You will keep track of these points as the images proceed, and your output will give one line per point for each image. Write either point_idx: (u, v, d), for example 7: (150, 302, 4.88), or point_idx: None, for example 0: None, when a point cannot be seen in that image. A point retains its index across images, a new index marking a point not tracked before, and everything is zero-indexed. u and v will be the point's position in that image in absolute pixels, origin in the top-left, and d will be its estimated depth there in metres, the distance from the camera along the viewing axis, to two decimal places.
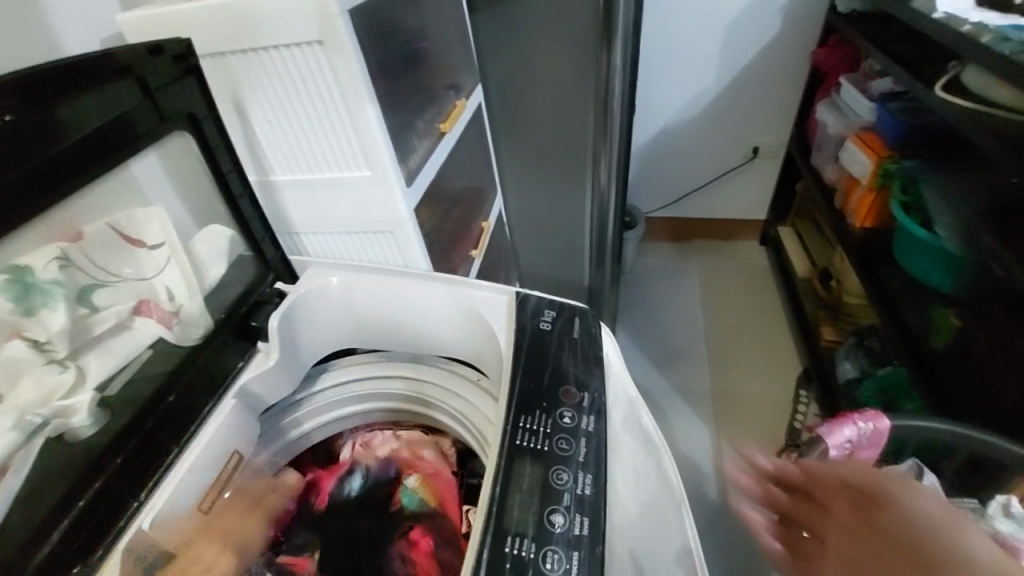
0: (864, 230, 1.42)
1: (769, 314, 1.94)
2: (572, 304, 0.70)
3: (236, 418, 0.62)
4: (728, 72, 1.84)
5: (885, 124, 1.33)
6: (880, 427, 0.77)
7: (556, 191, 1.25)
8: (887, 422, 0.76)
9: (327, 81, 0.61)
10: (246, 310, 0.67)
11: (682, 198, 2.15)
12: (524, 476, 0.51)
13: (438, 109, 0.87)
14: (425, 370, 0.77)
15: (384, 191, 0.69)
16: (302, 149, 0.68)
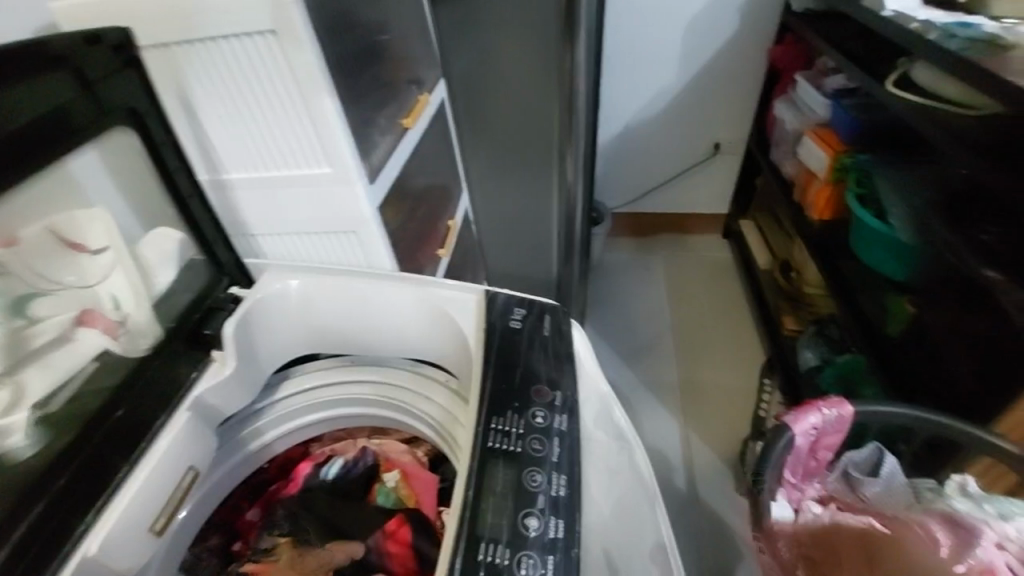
0: (822, 222, 1.45)
1: (734, 306, 1.98)
2: (542, 301, 0.69)
3: (189, 432, 0.59)
4: (689, 69, 1.86)
5: (839, 119, 1.38)
6: (844, 413, 0.78)
7: (523, 189, 1.24)
8: (850, 408, 0.78)
9: (281, 74, 0.58)
10: (198, 317, 0.64)
11: (647, 194, 2.18)
12: (498, 479, 0.49)
13: (399, 103, 0.84)
14: (394, 372, 0.75)
15: (345, 189, 0.66)
16: (256, 147, 0.64)
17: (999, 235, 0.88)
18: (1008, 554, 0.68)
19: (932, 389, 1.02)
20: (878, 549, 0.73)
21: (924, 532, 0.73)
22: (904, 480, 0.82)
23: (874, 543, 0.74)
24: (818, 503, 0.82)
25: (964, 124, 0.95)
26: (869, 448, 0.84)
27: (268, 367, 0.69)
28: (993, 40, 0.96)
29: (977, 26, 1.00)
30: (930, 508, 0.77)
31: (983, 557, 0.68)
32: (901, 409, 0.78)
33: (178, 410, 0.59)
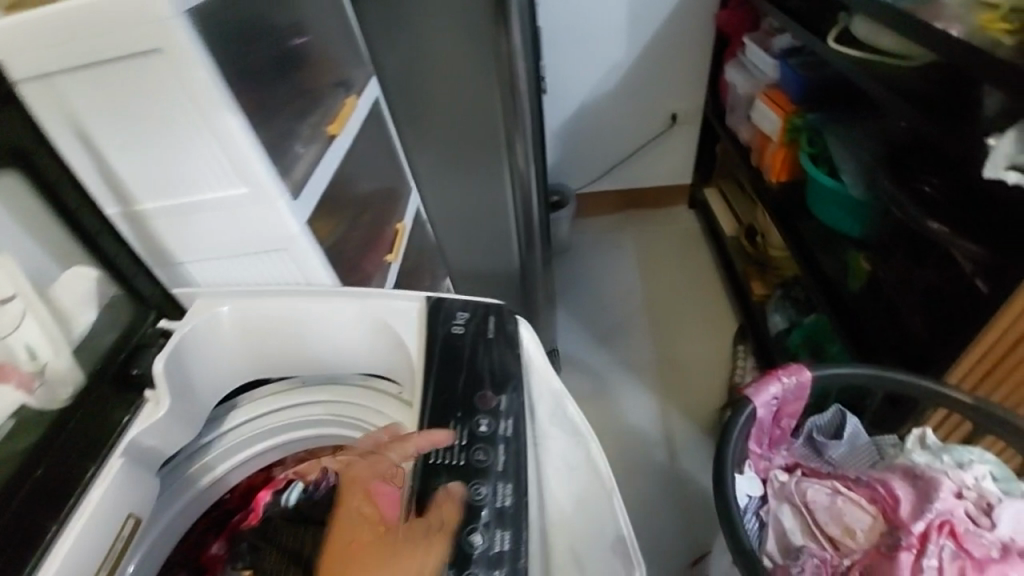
0: (779, 184, 1.44)
1: (704, 276, 1.98)
2: (486, 301, 0.67)
3: (124, 479, 0.56)
4: (638, 41, 1.84)
5: (788, 80, 1.36)
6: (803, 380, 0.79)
7: (473, 183, 1.21)
8: (808, 374, 0.78)
9: (175, 93, 0.54)
10: (124, 357, 0.61)
11: (608, 172, 2.15)
12: (440, 496, 0.48)
13: (322, 110, 0.81)
14: (344, 388, 0.73)
15: (266, 207, 0.63)
16: (164, 172, 0.60)
17: (941, 187, 0.90)
18: (967, 501, 0.70)
19: (892, 343, 1.04)
20: (844, 511, 0.74)
21: (886, 489, 0.74)
22: (869, 440, 0.84)
23: (840, 506, 0.75)
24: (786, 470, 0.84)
25: (904, 76, 0.94)
26: (832, 411, 0.88)
27: (209, 400, 0.67)
28: None
29: None
30: (892, 465, 0.79)
31: (941, 509, 0.69)
32: (857, 369, 0.78)
33: (111, 456, 0.56)
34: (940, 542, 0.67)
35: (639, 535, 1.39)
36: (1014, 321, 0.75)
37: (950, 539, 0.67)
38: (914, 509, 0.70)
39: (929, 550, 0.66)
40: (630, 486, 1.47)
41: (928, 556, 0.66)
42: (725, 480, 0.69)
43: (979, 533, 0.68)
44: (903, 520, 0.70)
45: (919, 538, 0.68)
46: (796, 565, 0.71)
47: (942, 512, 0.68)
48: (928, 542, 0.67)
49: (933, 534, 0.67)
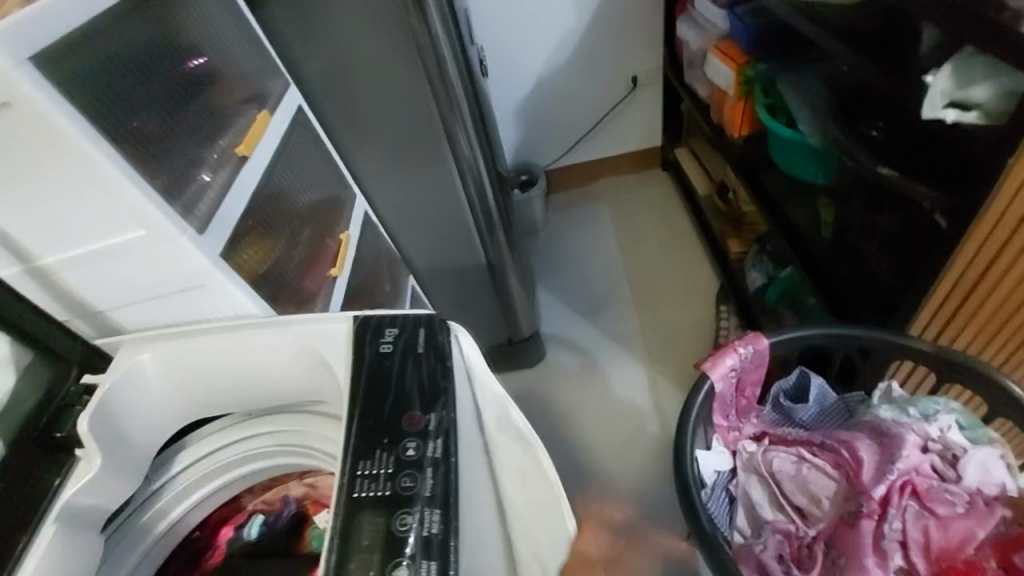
0: (744, 138, 1.37)
1: (683, 238, 1.94)
2: (417, 313, 0.65)
3: (62, 545, 0.55)
4: (586, 5, 1.76)
5: (737, 30, 1.30)
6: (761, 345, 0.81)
7: (422, 181, 1.15)
8: (765, 341, 0.81)
9: (44, 145, 0.50)
10: (46, 421, 0.59)
11: (575, 145, 2.10)
12: (365, 530, 0.49)
13: (230, 131, 0.77)
14: (292, 417, 0.71)
15: (170, 246, 0.60)
16: (54, 226, 0.57)
17: (887, 129, 0.88)
18: (933, 454, 0.80)
19: (864, 295, 1.02)
20: (810, 476, 0.84)
21: (851, 454, 0.82)
22: (836, 398, 0.94)
23: (809, 473, 0.84)
24: (755, 439, 0.91)
25: (843, 16, 0.90)
26: (797, 374, 0.95)
27: (148, 449, 0.65)
28: None
29: None
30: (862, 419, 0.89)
31: (904, 470, 0.78)
32: (816, 329, 0.81)
33: (41, 526, 0.54)
34: (904, 502, 0.76)
35: (638, 511, 1.38)
36: (967, 270, 0.76)
37: (913, 499, 0.77)
38: (878, 472, 0.79)
39: (893, 510, 0.76)
40: (625, 463, 1.45)
41: (892, 516, 0.76)
42: (684, 457, 0.73)
43: (941, 487, 0.77)
44: (866, 484, 0.79)
45: (883, 500, 0.77)
46: (759, 543, 0.80)
47: (905, 474, 0.77)
48: (891, 505, 0.76)
49: (898, 494, 0.77)
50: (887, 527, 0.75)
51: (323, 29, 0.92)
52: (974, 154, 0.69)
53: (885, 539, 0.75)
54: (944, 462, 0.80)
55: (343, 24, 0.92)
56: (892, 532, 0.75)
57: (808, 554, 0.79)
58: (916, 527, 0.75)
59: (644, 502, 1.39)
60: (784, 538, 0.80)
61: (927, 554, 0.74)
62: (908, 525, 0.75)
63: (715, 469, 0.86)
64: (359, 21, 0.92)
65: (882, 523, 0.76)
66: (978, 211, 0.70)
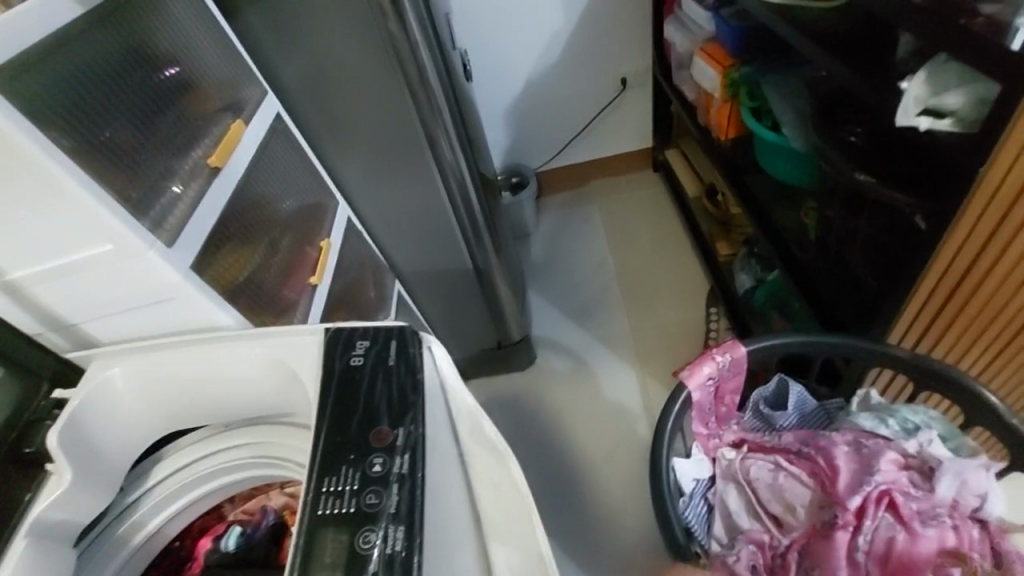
0: (729, 140, 1.37)
1: (673, 240, 1.93)
2: (389, 326, 0.64)
3: (32, 561, 0.55)
4: (574, 7, 1.76)
5: (722, 33, 1.30)
6: (738, 354, 0.84)
7: (404, 187, 1.15)
8: (742, 349, 0.83)
9: (2, 161, 0.50)
10: (16, 435, 0.59)
11: (565, 147, 2.09)
12: (327, 548, 0.48)
13: (205, 142, 0.77)
14: (270, 428, 0.70)
15: (138, 259, 0.60)
16: (20, 241, 0.57)
17: (866, 135, 0.88)
18: (912, 469, 0.81)
19: (848, 299, 1.01)
20: (787, 484, 0.84)
21: (828, 463, 0.82)
22: (816, 405, 0.95)
23: (785, 482, 0.84)
24: (733, 446, 0.92)
25: (825, 23, 0.90)
26: (776, 381, 0.96)
27: (121, 461, 0.65)
28: None
29: None
30: (840, 427, 0.89)
31: (880, 482, 0.78)
32: (790, 338, 0.84)
33: (12, 541, 0.54)
34: (878, 514, 0.77)
35: (627, 515, 1.37)
36: (944, 276, 0.76)
37: (888, 511, 0.77)
38: (854, 483, 0.79)
39: (867, 523, 0.76)
40: (615, 467, 1.45)
41: (866, 528, 0.76)
42: (658, 465, 0.76)
43: (916, 499, 0.77)
44: (841, 495, 0.79)
45: (858, 511, 0.77)
46: (732, 555, 0.79)
47: (881, 486, 0.78)
48: (866, 517, 0.77)
49: (873, 507, 0.77)
50: (859, 539, 0.76)
51: (301, 37, 0.92)
52: (948, 161, 0.69)
53: (857, 551, 0.76)
54: (922, 476, 0.80)
55: (323, 31, 0.92)
56: (864, 544, 0.76)
57: (781, 563, 0.81)
58: (888, 539, 0.76)
59: (634, 506, 1.39)
60: (758, 548, 0.81)
61: (899, 567, 0.75)
62: (882, 538, 0.76)
63: (693, 478, 0.87)
64: (339, 28, 0.91)
65: (855, 534, 0.76)
66: (958, 214, 0.70)
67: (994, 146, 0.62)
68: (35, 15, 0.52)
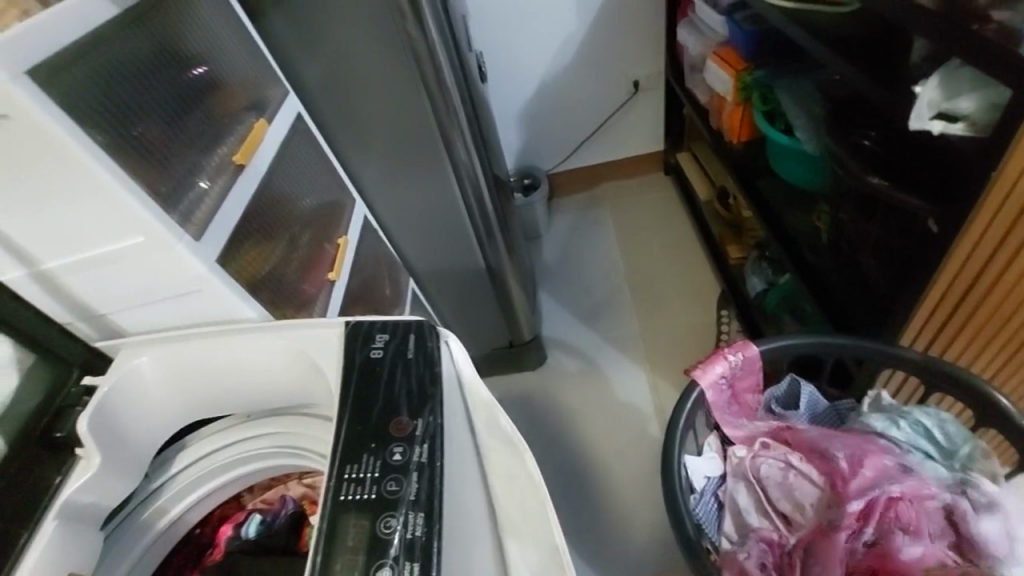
0: (742, 144, 1.40)
1: (684, 242, 1.94)
2: (407, 320, 0.66)
3: (62, 541, 0.57)
4: (588, 10, 1.77)
5: (736, 37, 1.31)
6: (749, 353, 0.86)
7: (419, 186, 1.17)
8: (755, 348, 0.85)
9: (43, 155, 0.52)
10: (48, 419, 0.61)
11: (577, 149, 2.11)
12: (350, 532, 0.50)
13: (230, 140, 0.79)
14: (287, 416, 0.72)
15: (167, 252, 0.62)
16: (57, 233, 0.59)
17: (879, 139, 0.89)
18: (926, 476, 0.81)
19: (861, 302, 1.01)
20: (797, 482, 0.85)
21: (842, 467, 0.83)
22: (828, 405, 0.96)
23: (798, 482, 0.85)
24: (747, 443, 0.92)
25: (839, 27, 0.91)
26: (788, 382, 0.97)
27: (147, 447, 0.67)
28: None
29: None
30: (852, 429, 0.90)
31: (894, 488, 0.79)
32: (803, 339, 0.85)
33: (43, 521, 0.56)
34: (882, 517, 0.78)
35: (638, 515, 1.38)
36: (955, 279, 0.77)
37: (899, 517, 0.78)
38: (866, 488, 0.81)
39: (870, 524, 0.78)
40: (625, 467, 1.46)
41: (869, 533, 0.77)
42: (669, 461, 0.77)
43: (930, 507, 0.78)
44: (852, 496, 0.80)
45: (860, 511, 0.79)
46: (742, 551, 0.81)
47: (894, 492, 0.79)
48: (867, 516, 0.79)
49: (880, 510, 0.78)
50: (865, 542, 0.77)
51: (322, 38, 0.94)
52: (961, 167, 0.70)
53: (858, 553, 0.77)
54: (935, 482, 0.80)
55: (344, 33, 0.94)
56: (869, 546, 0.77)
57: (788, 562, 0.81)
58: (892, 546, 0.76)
59: (644, 506, 1.39)
60: (767, 545, 0.82)
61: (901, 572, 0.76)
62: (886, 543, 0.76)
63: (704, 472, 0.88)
64: (359, 30, 0.93)
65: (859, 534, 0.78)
66: (971, 217, 0.70)
67: (996, 165, 0.64)
68: (75, 15, 0.54)
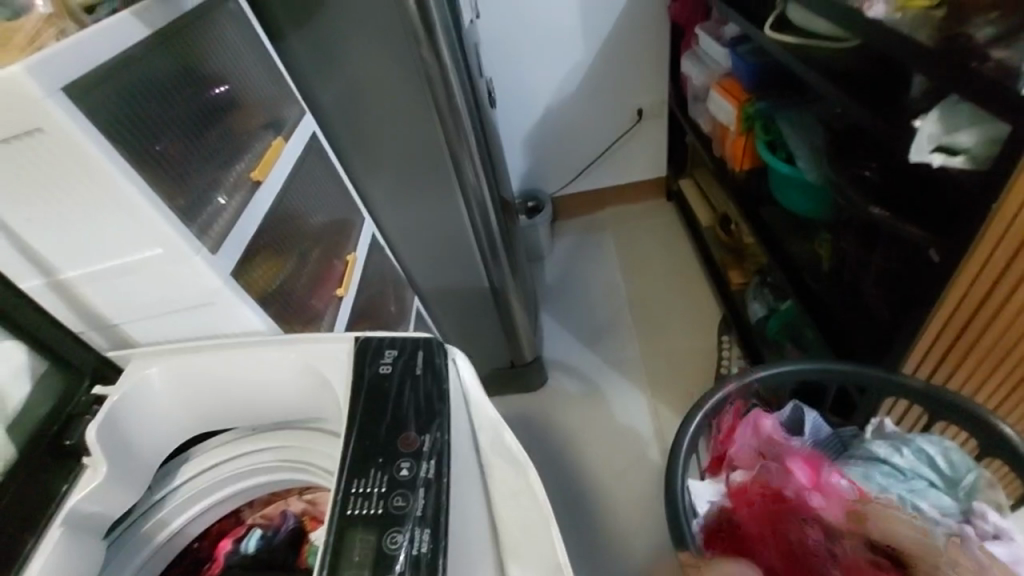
0: (745, 171, 1.41)
1: (686, 267, 1.95)
2: (416, 337, 0.67)
3: (65, 551, 0.57)
4: (595, 40, 1.82)
5: (739, 69, 1.35)
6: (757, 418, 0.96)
7: (427, 206, 1.19)
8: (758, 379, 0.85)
9: (70, 168, 0.54)
10: (57, 429, 0.61)
11: (581, 173, 2.14)
12: (356, 547, 0.50)
13: (248, 156, 0.81)
14: (292, 432, 0.73)
15: (184, 264, 0.63)
16: (77, 242, 0.60)
17: (879, 170, 0.91)
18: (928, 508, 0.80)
19: (862, 330, 1.02)
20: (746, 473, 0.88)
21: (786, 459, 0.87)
22: (829, 431, 0.96)
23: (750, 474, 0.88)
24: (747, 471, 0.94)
25: (840, 63, 0.94)
26: (791, 408, 0.98)
27: (153, 457, 0.67)
28: None
29: None
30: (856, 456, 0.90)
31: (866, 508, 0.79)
32: (807, 364, 0.85)
33: (47, 530, 0.56)
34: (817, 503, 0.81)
35: (637, 542, 1.36)
36: (958, 309, 0.78)
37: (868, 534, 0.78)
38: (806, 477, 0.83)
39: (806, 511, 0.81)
40: (624, 492, 1.44)
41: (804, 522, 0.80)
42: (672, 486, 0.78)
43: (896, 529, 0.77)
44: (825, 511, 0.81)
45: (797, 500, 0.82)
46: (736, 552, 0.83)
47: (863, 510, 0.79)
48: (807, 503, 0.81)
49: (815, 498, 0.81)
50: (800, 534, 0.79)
51: (339, 62, 0.97)
52: (966, 199, 0.71)
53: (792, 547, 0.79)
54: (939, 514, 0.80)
55: (360, 57, 0.96)
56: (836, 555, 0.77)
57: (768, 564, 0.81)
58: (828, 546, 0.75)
59: (643, 533, 1.37)
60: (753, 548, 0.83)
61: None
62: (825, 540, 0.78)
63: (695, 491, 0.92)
64: (375, 54, 0.96)
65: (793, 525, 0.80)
66: (971, 247, 0.72)
67: (994, 202, 0.67)
68: (108, 36, 0.57)
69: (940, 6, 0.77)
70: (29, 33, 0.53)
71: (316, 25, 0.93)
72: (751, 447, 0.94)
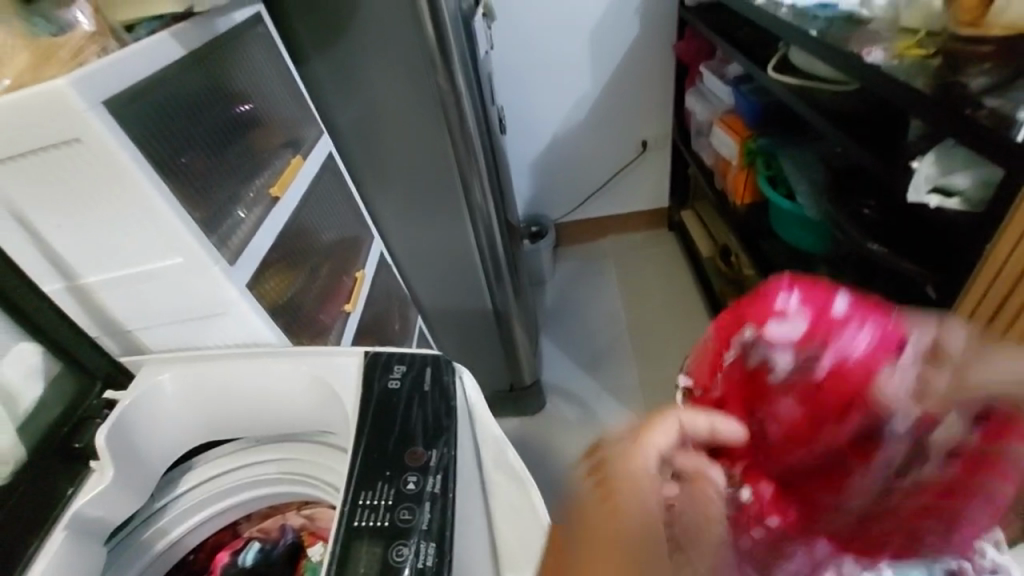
0: (746, 205, 1.45)
1: (686, 297, 1.97)
2: (425, 353, 0.68)
3: (67, 554, 0.57)
4: (602, 74, 1.88)
5: (742, 107, 1.39)
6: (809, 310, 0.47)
7: (435, 226, 1.21)
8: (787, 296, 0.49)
9: (104, 177, 0.56)
10: (67, 430, 0.62)
11: (585, 201, 2.18)
12: (361, 559, 0.51)
13: (268, 173, 0.84)
14: (298, 445, 0.73)
15: (203, 274, 0.65)
16: (101, 250, 0.62)
17: (878, 208, 0.94)
18: None
19: None
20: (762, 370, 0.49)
21: (835, 330, 0.47)
22: None
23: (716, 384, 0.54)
24: None
25: (840, 105, 0.98)
26: None
27: (159, 464, 0.68)
28: (849, 19, 1.03)
29: (833, 7, 1.07)
30: None
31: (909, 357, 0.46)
32: None
33: (51, 532, 0.56)
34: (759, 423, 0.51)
35: None
36: None
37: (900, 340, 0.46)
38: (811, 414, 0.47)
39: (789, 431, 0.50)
40: None
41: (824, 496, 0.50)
42: None
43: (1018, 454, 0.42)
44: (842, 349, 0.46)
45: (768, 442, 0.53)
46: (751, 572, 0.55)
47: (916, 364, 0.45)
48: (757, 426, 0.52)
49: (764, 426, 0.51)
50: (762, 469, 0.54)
51: (358, 85, 1.01)
52: (964, 238, 0.73)
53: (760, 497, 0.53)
54: None
55: (379, 81, 1.00)
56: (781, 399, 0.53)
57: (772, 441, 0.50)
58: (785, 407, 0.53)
59: None
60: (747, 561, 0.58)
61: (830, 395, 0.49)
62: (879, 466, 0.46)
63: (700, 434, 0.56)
64: (393, 79, 1.00)
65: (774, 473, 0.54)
66: (968, 284, 0.73)
67: (989, 242, 0.69)
68: (147, 55, 0.60)
69: (936, 56, 0.81)
70: (73, 49, 0.56)
71: (338, 50, 0.97)
72: (793, 330, 0.47)
